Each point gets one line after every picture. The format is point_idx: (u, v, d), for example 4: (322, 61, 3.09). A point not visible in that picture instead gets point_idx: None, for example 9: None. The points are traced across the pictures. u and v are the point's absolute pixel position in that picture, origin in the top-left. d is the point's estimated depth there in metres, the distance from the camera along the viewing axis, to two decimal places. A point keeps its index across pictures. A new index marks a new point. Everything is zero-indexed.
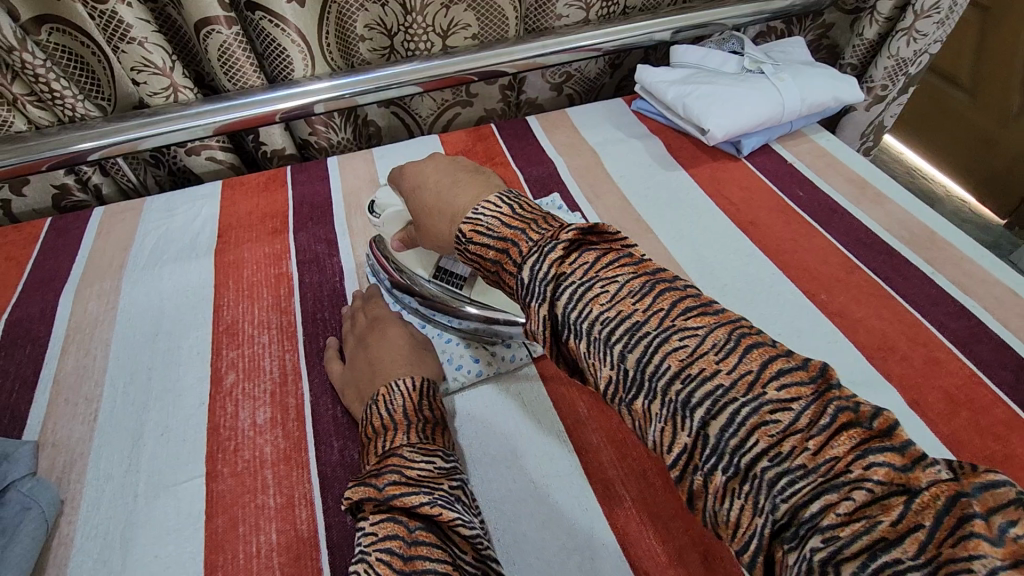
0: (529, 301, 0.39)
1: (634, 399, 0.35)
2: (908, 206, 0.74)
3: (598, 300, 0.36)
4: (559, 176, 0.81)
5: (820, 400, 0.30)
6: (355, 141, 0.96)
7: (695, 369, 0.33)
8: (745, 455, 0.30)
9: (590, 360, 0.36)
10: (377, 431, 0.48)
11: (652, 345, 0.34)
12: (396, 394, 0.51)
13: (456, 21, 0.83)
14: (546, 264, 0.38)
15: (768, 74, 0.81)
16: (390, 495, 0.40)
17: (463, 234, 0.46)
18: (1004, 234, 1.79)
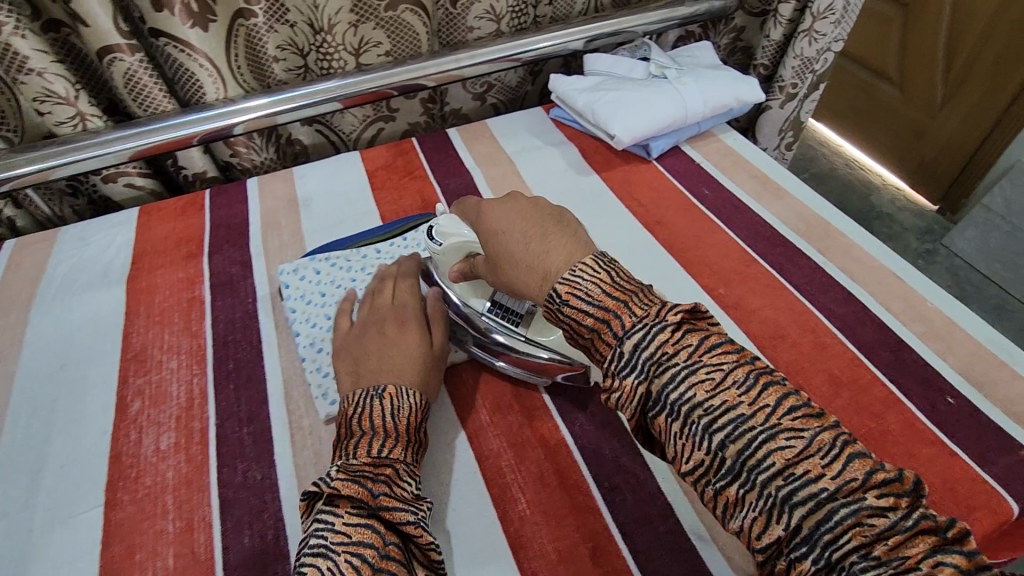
0: (626, 373, 0.41)
1: (726, 485, 0.37)
2: (806, 199, 0.78)
3: (704, 387, 0.38)
4: (475, 187, 0.83)
5: (829, 433, 0.36)
6: (279, 161, 0.96)
7: (801, 470, 0.35)
8: (768, 475, 0.35)
9: (680, 440, 0.39)
10: (374, 431, 0.47)
11: (756, 439, 0.36)
12: (403, 401, 0.50)
13: (367, 39, 0.84)
14: (654, 341, 0.40)
15: (671, 79, 0.84)
16: (381, 505, 0.42)
17: (558, 294, 0.46)
18: (937, 220, 1.88)
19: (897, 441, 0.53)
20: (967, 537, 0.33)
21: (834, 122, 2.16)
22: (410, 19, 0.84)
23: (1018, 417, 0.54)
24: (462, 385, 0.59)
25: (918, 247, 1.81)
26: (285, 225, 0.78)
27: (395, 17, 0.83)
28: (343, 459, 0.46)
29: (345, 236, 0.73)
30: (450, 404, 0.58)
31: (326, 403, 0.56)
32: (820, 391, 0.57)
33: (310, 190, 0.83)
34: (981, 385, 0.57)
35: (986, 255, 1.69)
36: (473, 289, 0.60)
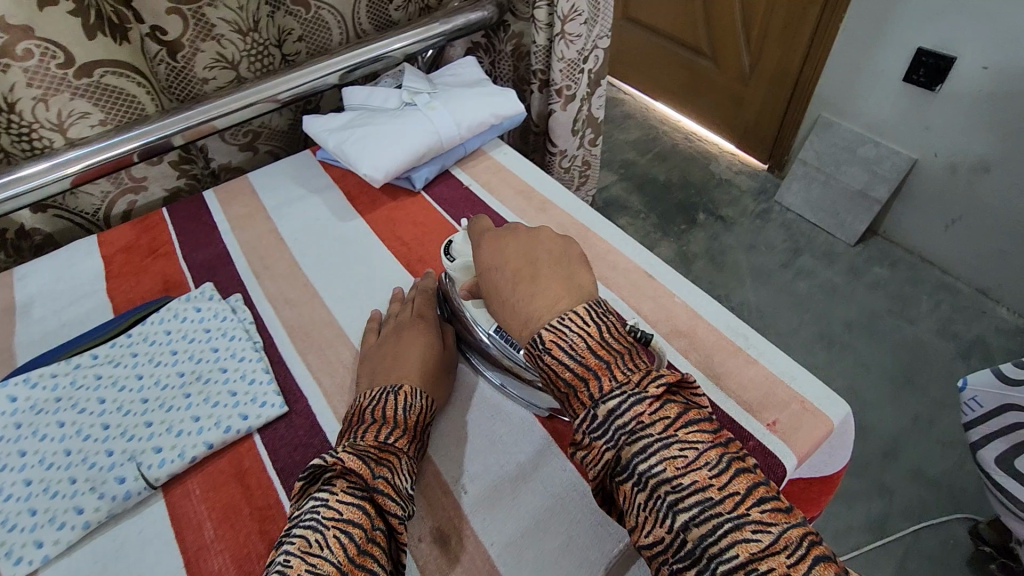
0: (599, 435, 0.40)
1: (681, 569, 0.36)
2: (569, 208, 0.77)
3: (675, 464, 0.37)
4: (227, 254, 0.75)
5: (795, 531, 0.35)
6: (14, 258, 0.84)
7: (764, 569, 0.33)
8: (723, 567, 0.34)
9: (645, 514, 0.38)
10: (387, 419, 0.50)
11: (719, 527, 0.35)
12: (417, 400, 0.53)
13: (70, 111, 0.75)
14: (631, 412, 0.39)
15: (420, 106, 0.81)
16: (377, 487, 0.43)
17: (542, 341, 0.44)
18: (769, 178, 1.98)
19: None
20: None
21: (668, 100, 2.24)
22: (116, 82, 0.76)
23: (748, 404, 0.54)
24: (187, 501, 0.52)
25: (754, 206, 1.88)
26: None
27: (96, 83, 0.75)
28: (351, 439, 0.48)
29: (58, 346, 0.64)
30: (169, 526, 0.50)
31: (7, 565, 0.48)
32: None
33: (32, 292, 0.72)
34: (718, 377, 0.57)
35: (812, 205, 1.78)
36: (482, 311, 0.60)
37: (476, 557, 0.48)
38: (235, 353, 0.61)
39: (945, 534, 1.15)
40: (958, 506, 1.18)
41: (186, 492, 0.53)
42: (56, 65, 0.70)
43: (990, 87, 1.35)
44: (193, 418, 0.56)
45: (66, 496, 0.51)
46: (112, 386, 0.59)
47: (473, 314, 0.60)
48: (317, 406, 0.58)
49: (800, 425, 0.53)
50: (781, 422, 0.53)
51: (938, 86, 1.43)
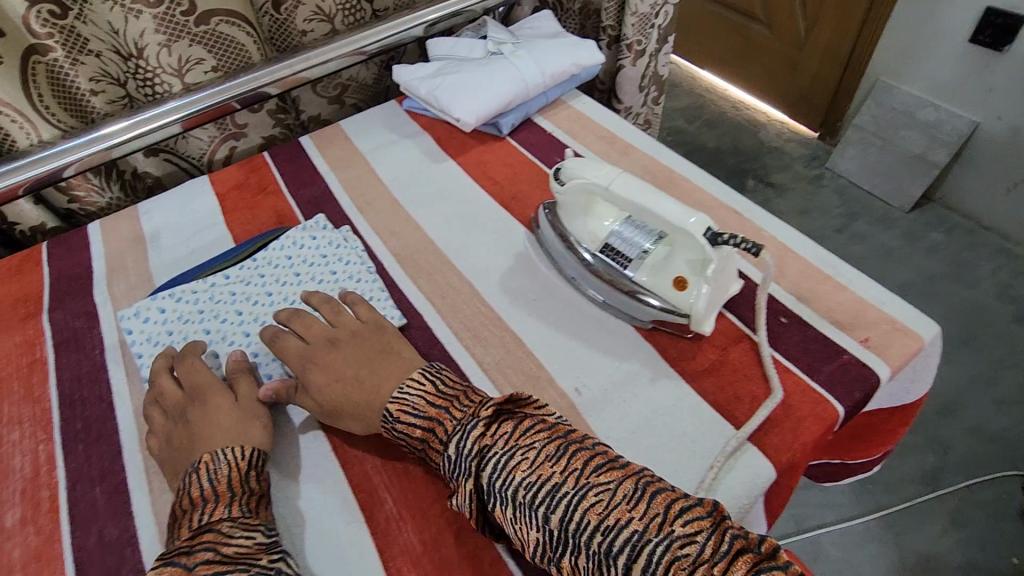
0: (457, 470, 0.45)
1: (561, 558, 0.41)
2: (651, 151, 0.80)
3: (523, 466, 0.43)
4: (331, 192, 0.81)
5: (627, 482, 0.41)
6: (129, 197, 0.91)
7: (614, 521, 0.39)
8: (585, 536, 0.40)
9: (518, 525, 0.42)
10: (195, 503, 0.46)
11: (572, 505, 0.41)
12: (219, 462, 0.48)
13: (187, 58, 0.80)
14: (470, 439, 0.44)
15: (507, 54, 0.85)
16: (197, 575, 0.40)
17: (389, 414, 0.50)
18: (820, 146, 1.96)
19: (737, 368, 0.55)
20: (777, 548, 0.39)
21: (716, 68, 2.23)
22: (230, 31, 0.81)
23: (840, 323, 0.58)
24: None
25: (807, 173, 1.88)
26: (131, 266, 0.74)
27: (212, 31, 0.80)
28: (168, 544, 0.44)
29: (194, 269, 0.70)
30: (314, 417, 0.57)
31: None
32: (666, 332, 0.59)
33: (158, 225, 0.79)
34: (809, 300, 0.60)
35: (866, 171, 1.77)
36: (590, 231, 0.62)
37: None
38: (352, 275, 0.67)
39: (1000, 489, 1.16)
40: (1014, 464, 1.19)
41: None
42: (180, 12, 0.76)
43: None
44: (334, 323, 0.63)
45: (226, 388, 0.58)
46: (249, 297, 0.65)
47: (574, 233, 0.63)
48: (433, 321, 0.63)
49: (891, 342, 0.56)
50: (873, 339, 0.57)
51: (1005, 46, 1.41)
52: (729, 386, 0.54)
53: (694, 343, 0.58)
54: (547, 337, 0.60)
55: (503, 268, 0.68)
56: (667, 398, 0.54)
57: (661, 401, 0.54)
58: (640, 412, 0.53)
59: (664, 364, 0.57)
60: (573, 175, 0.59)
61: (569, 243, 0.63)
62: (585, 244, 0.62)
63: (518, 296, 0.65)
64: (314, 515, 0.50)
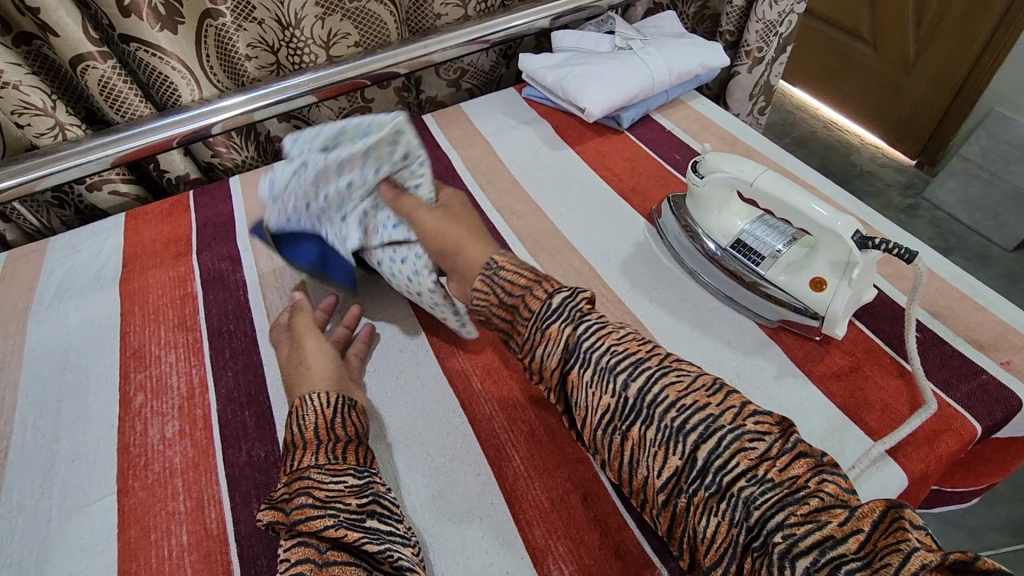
0: (552, 320, 0.47)
1: (630, 427, 0.41)
2: (774, 155, 0.80)
3: (613, 339, 0.45)
4: (453, 169, 0.84)
5: (708, 375, 0.43)
6: (260, 158, 0.97)
7: (690, 401, 0.40)
8: (658, 406, 0.41)
9: (591, 388, 0.43)
10: (290, 450, 0.49)
11: (651, 379, 0.42)
12: (307, 410, 0.51)
13: (335, 31, 0.86)
14: (576, 305, 0.47)
15: (636, 50, 0.87)
16: (296, 521, 0.42)
17: (495, 264, 0.54)
18: (917, 174, 1.88)
19: (866, 375, 0.55)
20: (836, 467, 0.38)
21: (810, 86, 2.17)
22: (376, 9, 0.87)
23: (979, 343, 0.57)
24: (453, 356, 0.62)
25: (899, 202, 1.81)
26: None
27: (361, 7, 0.85)
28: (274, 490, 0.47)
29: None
30: (442, 373, 0.60)
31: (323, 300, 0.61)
32: (790, 334, 0.59)
33: None
34: (945, 317, 0.59)
35: (967, 205, 1.69)
36: (723, 228, 0.63)
37: None
38: None
39: None
40: None
41: (452, 352, 0.62)
42: None
43: None
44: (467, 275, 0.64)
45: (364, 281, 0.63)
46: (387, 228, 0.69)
47: (703, 228, 0.64)
48: None
49: None
50: (1016, 362, 0.55)
51: None
52: (858, 392, 0.54)
53: (821, 346, 0.58)
54: (669, 323, 0.62)
55: (623, 255, 0.69)
56: (793, 395, 0.55)
57: (788, 397, 0.54)
58: (765, 405, 0.54)
59: (791, 363, 0.57)
60: (714, 168, 0.60)
61: (694, 235, 0.64)
62: (716, 238, 0.63)
63: (640, 282, 0.66)
64: (447, 459, 0.53)
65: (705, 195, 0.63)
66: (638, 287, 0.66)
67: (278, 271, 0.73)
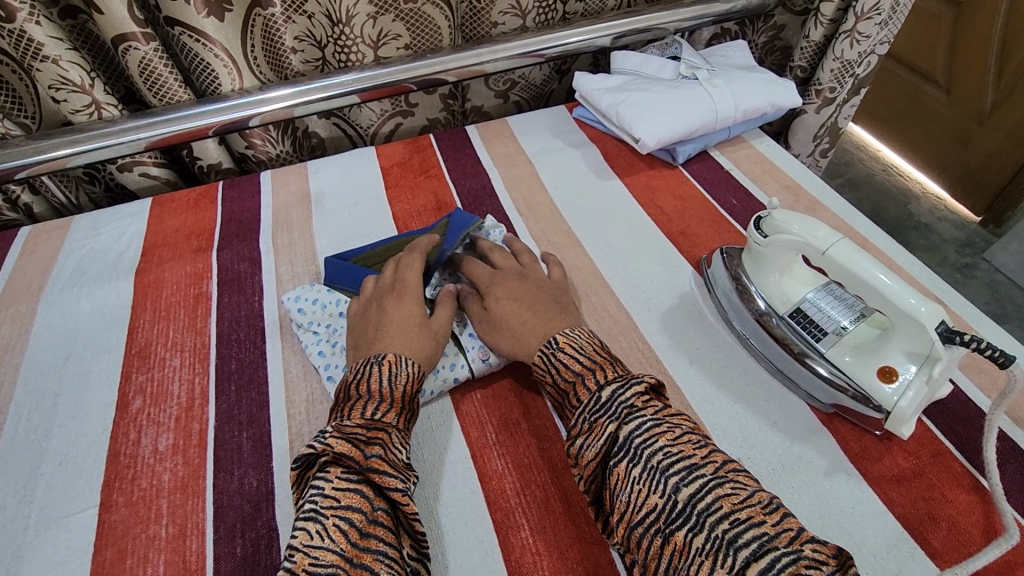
0: (599, 416, 0.46)
1: (675, 530, 0.39)
2: (841, 212, 0.73)
3: (667, 437, 0.43)
4: (491, 188, 0.80)
5: (764, 489, 0.40)
6: (296, 153, 0.94)
7: (745, 516, 0.37)
8: (710, 514, 0.38)
9: (637, 485, 0.41)
10: (368, 395, 0.48)
11: (705, 486, 0.39)
12: (402, 369, 0.51)
13: (385, 32, 0.82)
14: (631, 392, 0.46)
15: (701, 80, 0.81)
16: (371, 468, 0.43)
17: (555, 342, 0.52)
18: (979, 232, 1.76)
19: (932, 484, 0.49)
20: None
21: (873, 125, 2.06)
22: (431, 12, 0.82)
23: None
24: (469, 401, 0.57)
25: (957, 260, 1.70)
26: (296, 221, 0.76)
27: (415, 10, 0.81)
28: (339, 421, 0.46)
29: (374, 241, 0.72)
30: (455, 418, 0.55)
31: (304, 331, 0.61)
32: (846, 428, 0.52)
33: (323, 187, 0.81)
34: None
35: None
36: (782, 293, 0.57)
37: None
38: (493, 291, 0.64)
39: None
40: None
41: (470, 395, 0.57)
42: None
43: None
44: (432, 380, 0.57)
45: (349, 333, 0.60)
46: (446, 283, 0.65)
47: (758, 289, 0.58)
48: None
49: None
50: None
51: None
52: (921, 501, 0.48)
53: (881, 442, 0.51)
54: (709, 391, 0.56)
55: (666, 306, 0.64)
56: (844, 496, 0.48)
57: (839, 498, 0.48)
58: (811, 504, 0.48)
59: (844, 457, 0.51)
60: (780, 228, 0.54)
61: (746, 296, 0.58)
62: (771, 304, 0.57)
63: (680, 339, 0.60)
64: (452, 517, 0.48)
65: (769, 255, 0.56)
66: (678, 345, 0.60)
67: (297, 280, 0.69)
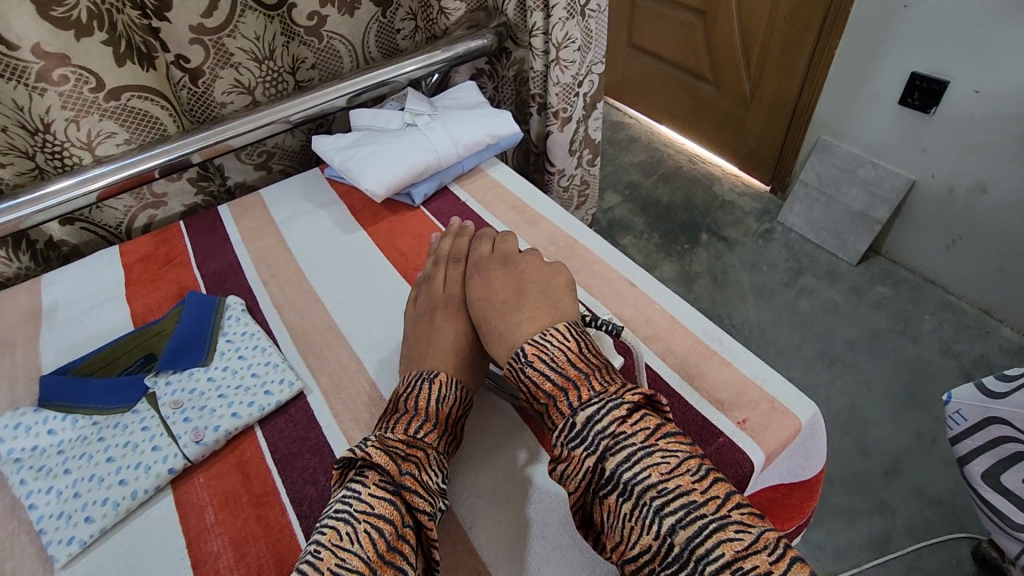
0: (575, 445, 0.46)
1: (671, 574, 0.39)
2: (558, 221, 0.81)
3: (659, 470, 0.42)
4: (238, 264, 0.80)
5: (771, 530, 0.39)
6: (42, 266, 0.90)
7: (749, 566, 0.37)
8: (708, 563, 0.38)
9: (630, 523, 0.42)
10: (416, 412, 0.53)
11: (705, 528, 0.39)
12: (452, 391, 0.55)
13: (96, 132, 0.81)
14: (610, 419, 0.45)
15: (421, 126, 0.87)
16: (406, 483, 0.47)
17: (525, 354, 0.51)
18: (772, 200, 2.00)
19: None
20: None
21: (671, 123, 2.29)
22: (143, 106, 0.83)
23: (720, 402, 0.57)
24: (190, 488, 0.56)
25: (758, 227, 1.91)
26: (20, 341, 0.72)
27: (122, 106, 0.81)
28: (382, 432, 0.51)
29: (102, 345, 0.70)
30: (173, 506, 0.55)
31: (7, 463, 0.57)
32: None
33: (56, 298, 0.78)
34: (692, 378, 0.59)
35: (814, 226, 1.81)
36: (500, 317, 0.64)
37: (458, 542, 0.52)
38: (225, 368, 0.64)
39: (947, 552, 1.14)
40: (960, 525, 1.18)
41: (191, 482, 0.56)
42: (88, 89, 0.77)
43: (984, 110, 1.37)
44: (124, 488, 0.54)
45: (55, 457, 0.57)
46: (180, 371, 0.64)
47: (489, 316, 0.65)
48: (317, 404, 0.62)
49: (768, 423, 0.55)
50: (751, 421, 0.55)
51: (932, 108, 1.46)
52: None
53: None
54: None
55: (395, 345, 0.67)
56: None
57: None
58: None
59: None
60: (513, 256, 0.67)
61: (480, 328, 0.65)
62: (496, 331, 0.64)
63: None
64: None
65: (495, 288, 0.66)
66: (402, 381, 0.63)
67: (14, 404, 0.65)
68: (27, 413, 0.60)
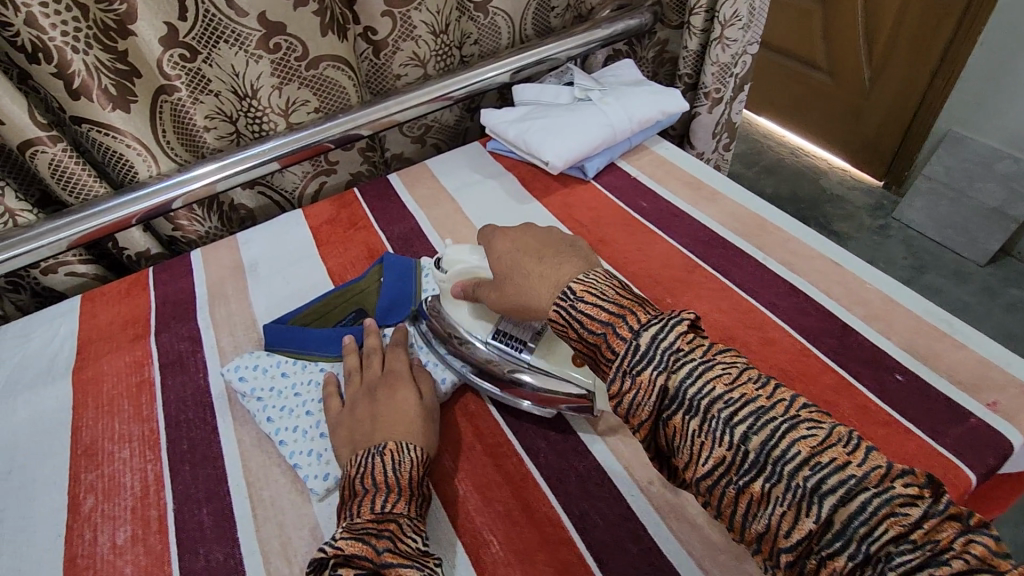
0: (641, 366, 0.42)
1: (751, 481, 0.38)
2: (737, 198, 0.80)
3: (723, 383, 0.40)
4: (420, 230, 0.83)
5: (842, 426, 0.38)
6: (225, 228, 0.95)
7: (826, 460, 0.36)
8: (787, 462, 0.37)
9: (699, 438, 0.40)
10: (374, 486, 0.47)
11: (779, 431, 0.38)
12: (405, 453, 0.49)
13: (293, 100, 0.85)
14: (674, 337, 0.43)
15: (594, 100, 0.87)
16: (387, 560, 0.41)
17: (573, 291, 0.48)
18: (885, 195, 1.91)
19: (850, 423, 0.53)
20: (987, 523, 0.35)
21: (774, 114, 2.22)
22: (335, 75, 0.86)
23: (963, 384, 0.55)
24: None
25: (872, 223, 1.83)
26: (232, 292, 0.77)
27: (319, 75, 0.84)
28: (348, 520, 0.45)
29: (309, 300, 0.74)
30: None
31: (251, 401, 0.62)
32: None
33: (255, 255, 0.82)
34: (926, 358, 0.58)
35: (937, 223, 1.72)
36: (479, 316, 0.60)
37: None
38: None
39: None
40: None
41: None
42: (294, 58, 0.81)
43: None
44: None
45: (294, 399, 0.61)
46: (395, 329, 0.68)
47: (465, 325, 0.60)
48: None
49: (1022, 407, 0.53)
50: (1002, 403, 0.54)
51: None
52: None
53: None
54: None
55: None
56: None
57: None
58: None
59: None
60: (455, 259, 0.60)
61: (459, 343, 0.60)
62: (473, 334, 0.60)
63: None
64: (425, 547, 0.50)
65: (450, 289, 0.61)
66: None
67: (240, 349, 0.70)
68: (260, 357, 0.65)
